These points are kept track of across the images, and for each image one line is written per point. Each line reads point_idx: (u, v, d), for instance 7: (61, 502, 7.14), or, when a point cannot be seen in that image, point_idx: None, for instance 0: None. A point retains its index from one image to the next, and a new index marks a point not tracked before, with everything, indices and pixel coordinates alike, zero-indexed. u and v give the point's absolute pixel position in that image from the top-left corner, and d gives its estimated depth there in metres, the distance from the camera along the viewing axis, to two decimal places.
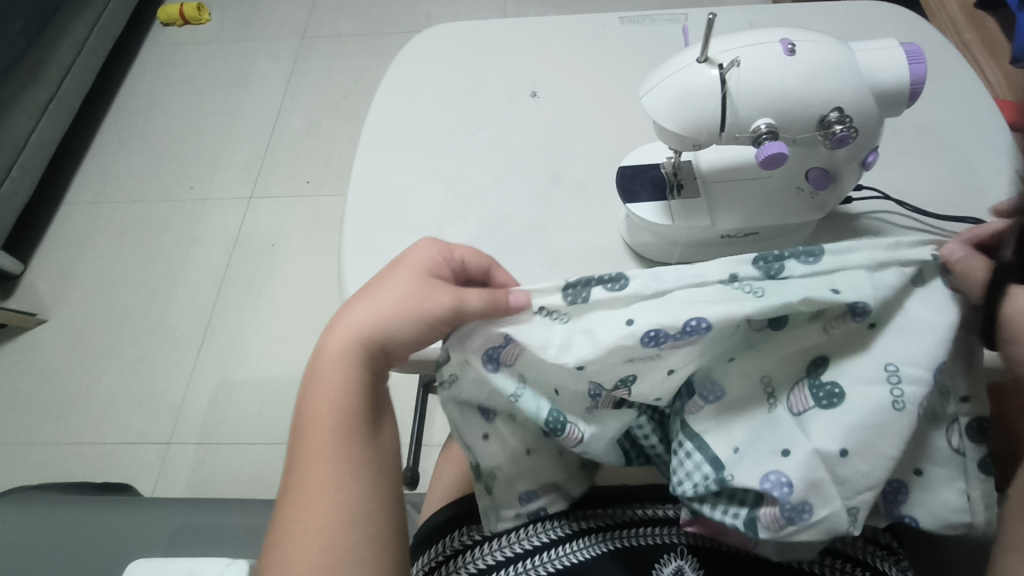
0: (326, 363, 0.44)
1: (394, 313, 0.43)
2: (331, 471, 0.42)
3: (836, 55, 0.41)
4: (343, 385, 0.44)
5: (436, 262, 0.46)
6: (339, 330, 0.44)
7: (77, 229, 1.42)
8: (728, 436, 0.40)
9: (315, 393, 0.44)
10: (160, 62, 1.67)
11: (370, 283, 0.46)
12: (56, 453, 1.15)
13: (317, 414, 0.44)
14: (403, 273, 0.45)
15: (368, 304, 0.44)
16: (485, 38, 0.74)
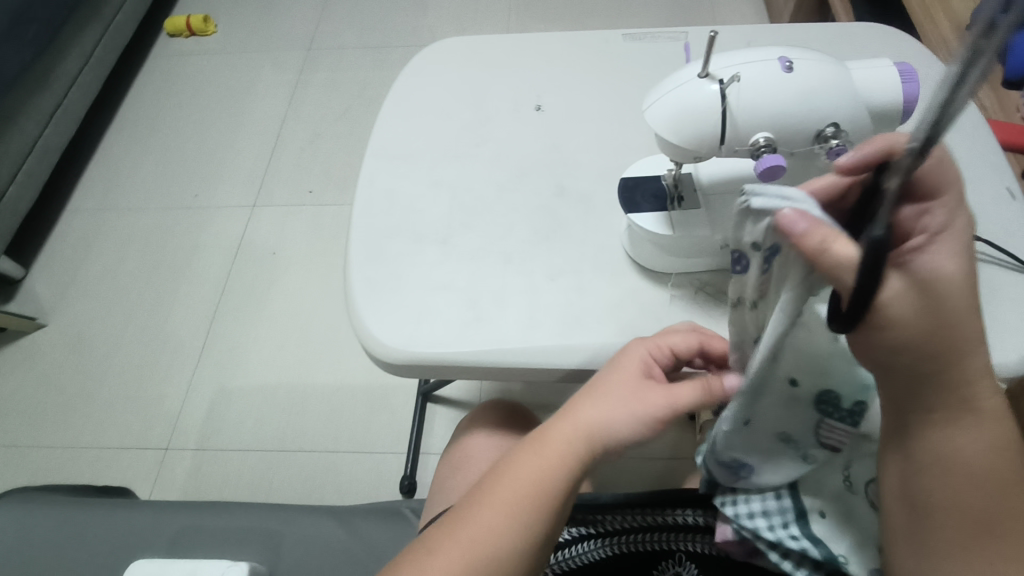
0: (543, 448, 0.45)
1: (621, 420, 0.43)
2: (493, 552, 0.43)
3: (832, 71, 0.43)
4: (540, 482, 0.44)
5: (652, 360, 0.46)
6: (563, 429, 0.45)
7: (81, 234, 1.43)
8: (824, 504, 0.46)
9: (519, 470, 0.45)
10: (166, 72, 1.69)
11: (596, 381, 0.46)
12: (54, 458, 1.15)
13: (510, 496, 0.44)
14: (627, 372, 0.45)
15: (596, 401, 0.45)
16: (491, 52, 0.75)
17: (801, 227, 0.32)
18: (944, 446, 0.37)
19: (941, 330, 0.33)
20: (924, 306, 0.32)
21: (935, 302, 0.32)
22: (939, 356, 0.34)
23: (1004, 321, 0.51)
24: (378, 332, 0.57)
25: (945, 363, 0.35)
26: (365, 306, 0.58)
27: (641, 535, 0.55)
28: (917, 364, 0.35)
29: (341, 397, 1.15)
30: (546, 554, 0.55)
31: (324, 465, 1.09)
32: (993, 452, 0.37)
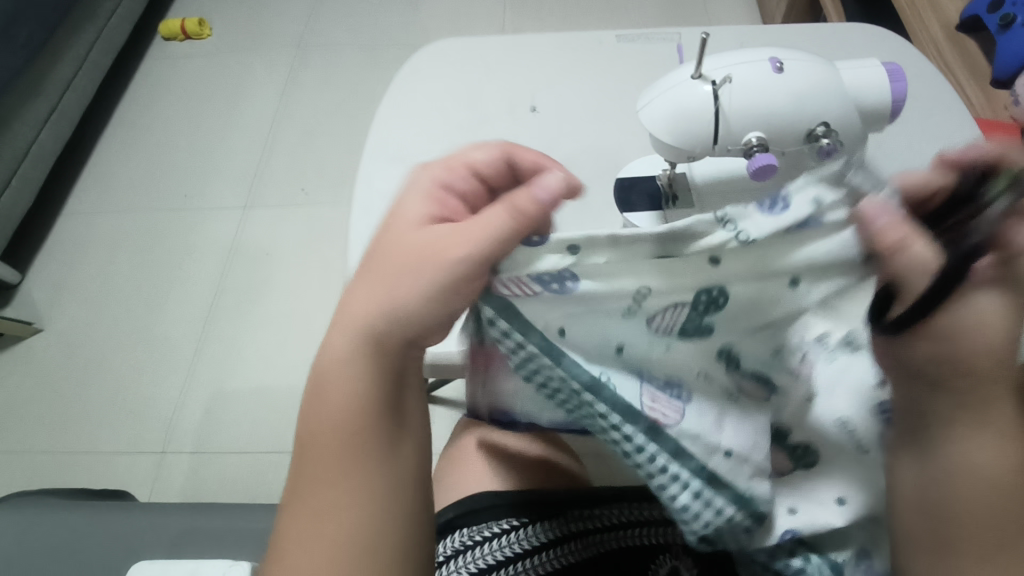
0: (333, 358, 0.40)
1: (408, 282, 0.39)
2: (337, 487, 0.38)
3: (823, 71, 0.44)
4: (345, 383, 0.39)
5: (432, 203, 0.42)
6: (345, 330, 0.40)
7: (76, 239, 1.43)
8: (832, 490, 0.42)
9: (325, 395, 0.40)
10: (160, 75, 1.69)
11: (367, 259, 0.42)
12: (52, 462, 1.15)
13: (326, 420, 0.39)
14: (404, 229, 0.41)
15: (370, 280, 0.41)
16: (486, 54, 0.76)
17: (881, 221, 0.32)
18: (968, 460, 0.38)
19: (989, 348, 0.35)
20: (975, 323, 0.34)
21: (990, 320, 0.34)
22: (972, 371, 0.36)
23: None
24: None
25: (977, 381, 0.36)
26: None
27: (633, 530, 0.56)
28: (954, 374, 0.36)
29: None
30: (540, 552, 0.54)
31: None
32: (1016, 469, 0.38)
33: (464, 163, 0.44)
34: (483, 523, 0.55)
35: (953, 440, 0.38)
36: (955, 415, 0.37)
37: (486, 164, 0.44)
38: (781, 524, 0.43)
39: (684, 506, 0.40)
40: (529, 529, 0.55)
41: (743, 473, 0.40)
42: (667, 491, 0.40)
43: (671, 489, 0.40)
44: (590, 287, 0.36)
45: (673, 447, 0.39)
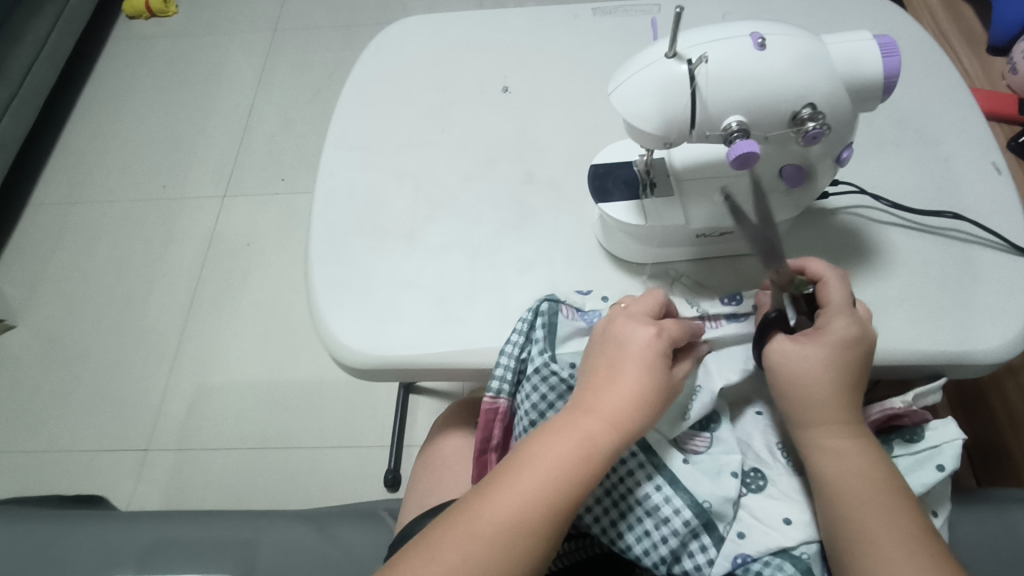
0: (581, 447, 0.42)
1: (647, 406, 0.43)
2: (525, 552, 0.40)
3: (808, 47, 0.40)
4: (571, 471, 0.41)
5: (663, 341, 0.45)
6: (597, 429, 0.42)
7: (45, 232, 1.38)
8: (778, 510, 0.44)
9: (557, 470, 0.41)
10: (127, 58, 1.62)
11: (625, 362, 0.44)
12: (31, 464, 1.12)
13: (543, 495, 0.41)
14: (662, 357, 0.44)
15: (629, 390, 0.43)
16: (455, 30, 0.71)
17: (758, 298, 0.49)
18: (822, 476, 0.43)
19: (797, 389, 0.44)
20: (788, 368, 0.44)
21: (797, 368, 0.44)
22: (802, 403, 0.44)
23: (986, 303, 0.49)
24: (338, 334, 0.54)
25: (806, 415, 0.44)
26: (324, 307, 0.55)
27: None
28: (787, 409, 0.45)
29: (321, 391, 1.13)
30: None
31: (305, 461, 1.07)
32: (864, 491, 0.42)
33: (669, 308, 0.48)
34: None
35: (813, 456, 0.44)
36: (818, 438, 0.44)
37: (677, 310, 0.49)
38: (732, 548, 0.43)
39: (644, 499, 0.43)
40: None
41: (702, 482, 0.44)
42: (629, 479, 0.44)
43: (636, 475, 0.44)
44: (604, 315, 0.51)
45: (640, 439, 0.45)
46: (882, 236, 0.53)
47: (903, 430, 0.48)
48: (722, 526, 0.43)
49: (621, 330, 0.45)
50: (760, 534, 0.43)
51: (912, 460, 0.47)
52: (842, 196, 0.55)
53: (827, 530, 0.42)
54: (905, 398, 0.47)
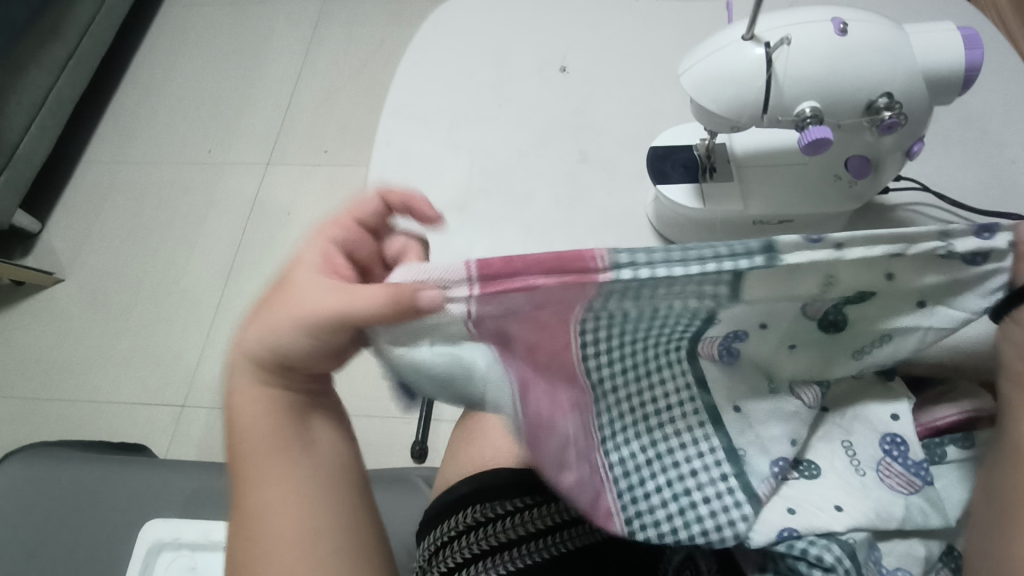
0: (244, 383, 0.40)
1: (285, 316, 0.37)
2: (267, 481, 0.40)
3: (889, 36, 0.39)
4: (263, 412, 0.40)
5: (322, 258, 0.39)
6: (241, 355, 0.40)
7: (94, 190, 1.42)
8: (830, 497, 0.43)
9: (241, 414, 0.40)
10: (179, 23, 1.65)
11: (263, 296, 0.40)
12: (74, 411, 1.17)
13: (246, 427, 0.40)
14: (290, 281, 0.38)
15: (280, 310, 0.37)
16: (516, 7, 0.72)
17: None
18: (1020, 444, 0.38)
19: None
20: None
21: None
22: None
23: None
24: None
25: None
26: None
27: None
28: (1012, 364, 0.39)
29: None
30: (549, 533, 0.51)
31: None
32: None
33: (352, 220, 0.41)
34: (482, 506, 0.52)
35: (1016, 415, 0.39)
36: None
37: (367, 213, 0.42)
38: (777, 522, 0.42)
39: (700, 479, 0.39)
40: (540, 508, 0.51)
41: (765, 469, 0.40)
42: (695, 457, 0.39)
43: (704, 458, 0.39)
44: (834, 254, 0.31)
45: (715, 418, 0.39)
46: None
47: (958, 435, 0.46)
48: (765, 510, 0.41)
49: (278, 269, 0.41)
50: (811, 519, 0.42)
51: (962, 468, 0.45)
52: (903, 193, 0.55)
53: (1002, 488, 0.39)
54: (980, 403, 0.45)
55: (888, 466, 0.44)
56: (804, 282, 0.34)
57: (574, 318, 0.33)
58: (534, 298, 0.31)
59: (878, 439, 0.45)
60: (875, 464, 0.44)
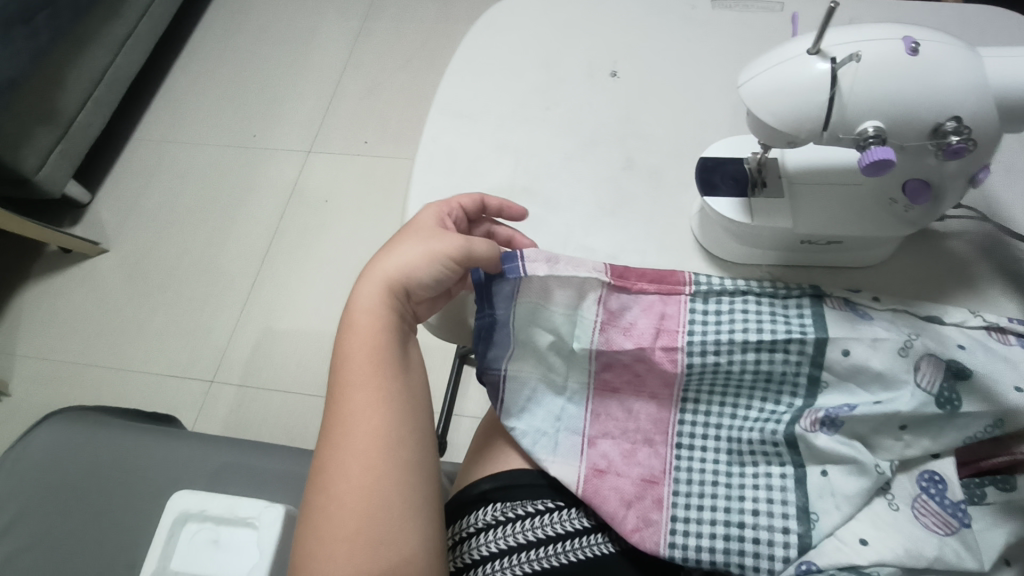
0: (360, 315, 0.48)
1: (406, 262, 0.49)
2: (364, 396, 0.46)
3: (961, 58, 0.38)
4: (375, 341, 0.48)
5: (438, 221, 0.51)
6: (368, 292, 0.49)
7: (143, 166, 1.46)
8: (854, 530, 0.44)
9: (352, 343, 0.48)
10: (235, 8, 1.69)
11: (384, 247, 0.51)
12: (108, 379, 1.20)
13: (355, 349, 0.48)
14: (412, 237, 0.50)
15: (398, 256, 0.49)
16: (570, 9, 0.71)
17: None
18: None
19: None
20: None
21: None
22: None
23: None
24: None
25: None
26: None
27: None
28: None
29: None
30: (570, 538, 0.51)
31: None
32: None
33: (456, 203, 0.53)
34: (506, 505, 0.52)
35: None
36: None
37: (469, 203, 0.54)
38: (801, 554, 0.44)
39: (747, 486, 0.47)
40: (564, 512, 0.51)
41: (827, 497, 0.45)
42: (753, 467, 0.47)
43: (772, 468, 0.47)
44: (883, 317, 0.48)
45: (791, 435, 0.46)
46: (1000, 269, 0.51)
47: (995, 476, 0.47)
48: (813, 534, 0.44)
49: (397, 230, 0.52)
50: (834, 549, 0.44)
51: (1003, 510, 0.45)
52: (960, 221, 0.53)
53: None
54: None
55: (926, 507, 0.45)
56: (865, 321, 0.47)
57: (682, 324, 0.48)
58: (642, 300, 0.49)
59: (914, 480, 0.46)
60: (908, 501, 0.45)
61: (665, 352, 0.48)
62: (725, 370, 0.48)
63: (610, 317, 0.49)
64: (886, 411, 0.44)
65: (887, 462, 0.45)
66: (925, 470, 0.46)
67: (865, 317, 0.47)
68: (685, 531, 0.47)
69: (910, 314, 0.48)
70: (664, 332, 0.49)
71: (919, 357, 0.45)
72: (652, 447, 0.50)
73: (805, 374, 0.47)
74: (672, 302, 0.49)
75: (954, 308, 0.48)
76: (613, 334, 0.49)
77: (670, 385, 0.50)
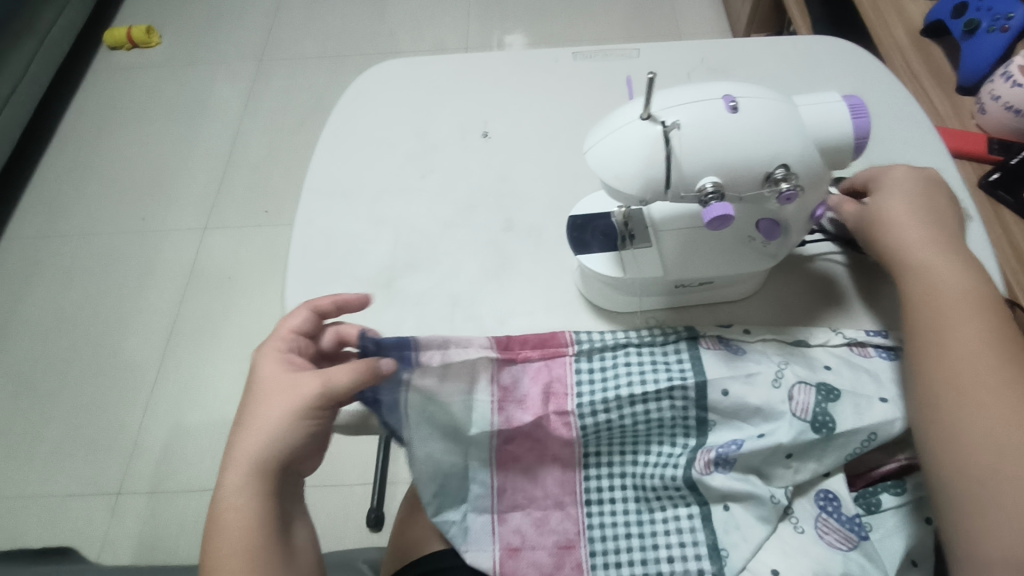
0: (229, 505, 0.43)
1: (274, 433, 0.44)
2: None
3: (780, 110, 0.40)
4: (249, 533, 0.43)
5: (283, 364, 0.47)
6: (231, 477, 0.44)
7: (19, 267, 1.35)
8: (766, 561, 0.45)
9: (222, 540, 0.43)
10: (109, 88, 1.61)
11: (239, 415, 0.46)
12: (2, 507, 1.09)
13: (227, 546, 0.43)
14: (265, 397, 0.45)
15: (255, 429, 0.44)
16: (436, 74, 0.72)
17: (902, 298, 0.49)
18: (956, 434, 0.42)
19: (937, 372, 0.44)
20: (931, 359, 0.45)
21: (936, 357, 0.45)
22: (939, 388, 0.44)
23: None
24: None
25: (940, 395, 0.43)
26: None
27: None
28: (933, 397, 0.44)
29: None
30: None
31: None
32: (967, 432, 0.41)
33: (287, 331, 0.48)
34: None
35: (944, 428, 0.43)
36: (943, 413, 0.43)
37: (300, 325, 0.49)
38: None
39: (659, 534, 0.47)
40: None
41: (732, 533, 0.46)
42: (661, 512, 0.48)
43: (677, 511, 0.47)
44: (755, 347, 0.50)
45: (691, 479, 0.47)
46: (859, 283, 0.54)
47: (887, 482, 0.48)
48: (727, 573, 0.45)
49: (245, 389, 0.47)
50: None
51: (897, 516, 0.47)
52: (819, 245, 0.56)
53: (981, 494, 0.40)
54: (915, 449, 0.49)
55: (829, 526, 0.46)
56: (740, 356, 0.49)
57: (570, 389, 0.48)
58: (528, 369, 0.49)
59: (813, 502, 0.47)
60: (812, 522, 0.46)
61: (559, 417, 0.48)
62: (619, 425, 0.48)
63: (505, 394, 0.49)
64: (771, 445, 0.45)
65: (781, 489, 0.46)
66: (823, 488, 0.47)
67: (738, 352, 0.49)
68: None
69: (781, 342, 0.50)
70: (553, 397, 0.49)
71: (796, 386, 0.47)
72: (567, 511, 0.49)
73: (693, 417, 0.48)
74: (557, 367, 0.49)
75: (817, 328, 0.51)
76: (512, 411, 0.48)
77: (568, 445, 0.49)
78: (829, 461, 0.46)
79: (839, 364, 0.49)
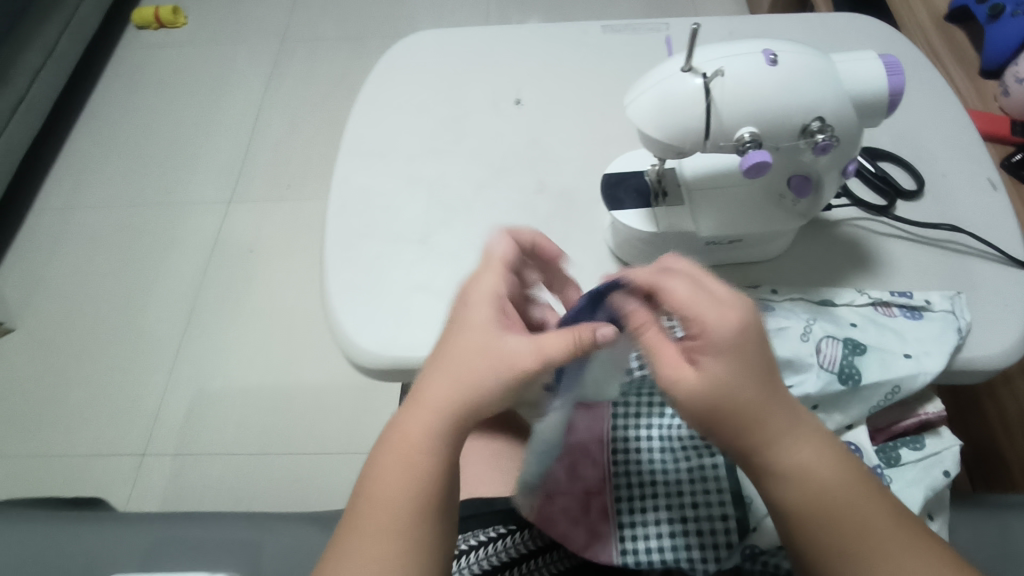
0: (405, 444, 0.40)
1: (471, 385, 0.40)
2: (383, 548, 0.39)
3: (816, 64, 0.42)
4: (418, 482, 0.40)
5: (494, 309, 0.42)
6: (416, 416, 0.41)
7: (47, 236, 1.38)
8: None
9: (388, 474, 0.40)
10: (135, 64, 1.64)
11: (440, 348, 0.42)
12: (29, 466, 1.11)
13: (383, 487, 0.40)
14: (467, 340, 0.41)
15: (451, 374, 0.40)
16: (469, 44, 0.74)
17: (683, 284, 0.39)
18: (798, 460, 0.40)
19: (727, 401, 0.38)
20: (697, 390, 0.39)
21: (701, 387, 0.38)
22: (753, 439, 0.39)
23: (982, 312, 0.52)
24: (354, 338, 0.55)
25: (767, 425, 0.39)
26: (340, 310, 0.56)
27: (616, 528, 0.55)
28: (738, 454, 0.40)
29: (323, 397, 1.13)
30: (529, 560, 0.52)
31: (306, 468, 1.07)
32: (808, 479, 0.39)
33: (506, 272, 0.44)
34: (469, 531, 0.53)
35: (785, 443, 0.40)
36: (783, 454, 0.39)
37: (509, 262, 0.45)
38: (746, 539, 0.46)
39: (684, 481, 0.48)
40: (522, 533, 0.52)
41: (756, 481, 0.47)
42: (686, 460, 0.49)
43: (702, 460, 0.49)
44: (782, 305, 0.52)
45: None
46: (883, 245, 0.55)
47: (906, 438, 0.50)
48: (752, 519, 0.47)
49: (450, 322, 0.43)
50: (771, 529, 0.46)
51: (917, 469, 0.49)
52: (845, 210, 0.57)
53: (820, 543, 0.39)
54: (936, 406, 0.51)
55: None
56: (768, 312, 0.51)
57: None
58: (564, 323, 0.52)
59: None
60: None
61: None
62: None
63: None
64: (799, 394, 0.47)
65: None
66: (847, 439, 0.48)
67: (766, 308, 0.51)
68: (633, 532, 0.48)
69: (806, 301, 0.52)
70: None
71: (821, 340, 0.49)
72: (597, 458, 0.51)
73: None
74: None
75: (843, 289, 0.52)
76: None
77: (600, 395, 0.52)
78: (854, 412, 0.48)
79: (863, 322, 0.50)
